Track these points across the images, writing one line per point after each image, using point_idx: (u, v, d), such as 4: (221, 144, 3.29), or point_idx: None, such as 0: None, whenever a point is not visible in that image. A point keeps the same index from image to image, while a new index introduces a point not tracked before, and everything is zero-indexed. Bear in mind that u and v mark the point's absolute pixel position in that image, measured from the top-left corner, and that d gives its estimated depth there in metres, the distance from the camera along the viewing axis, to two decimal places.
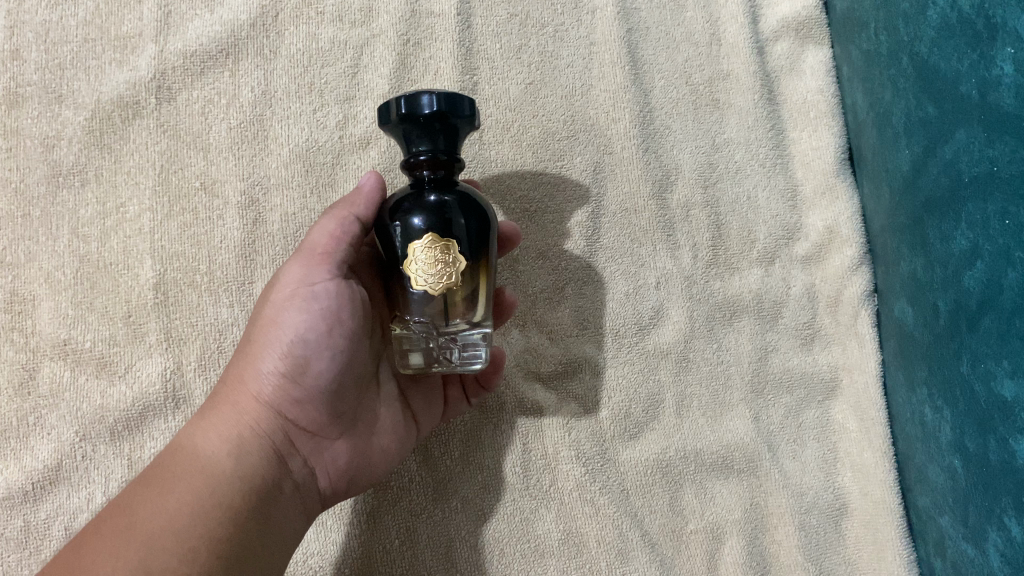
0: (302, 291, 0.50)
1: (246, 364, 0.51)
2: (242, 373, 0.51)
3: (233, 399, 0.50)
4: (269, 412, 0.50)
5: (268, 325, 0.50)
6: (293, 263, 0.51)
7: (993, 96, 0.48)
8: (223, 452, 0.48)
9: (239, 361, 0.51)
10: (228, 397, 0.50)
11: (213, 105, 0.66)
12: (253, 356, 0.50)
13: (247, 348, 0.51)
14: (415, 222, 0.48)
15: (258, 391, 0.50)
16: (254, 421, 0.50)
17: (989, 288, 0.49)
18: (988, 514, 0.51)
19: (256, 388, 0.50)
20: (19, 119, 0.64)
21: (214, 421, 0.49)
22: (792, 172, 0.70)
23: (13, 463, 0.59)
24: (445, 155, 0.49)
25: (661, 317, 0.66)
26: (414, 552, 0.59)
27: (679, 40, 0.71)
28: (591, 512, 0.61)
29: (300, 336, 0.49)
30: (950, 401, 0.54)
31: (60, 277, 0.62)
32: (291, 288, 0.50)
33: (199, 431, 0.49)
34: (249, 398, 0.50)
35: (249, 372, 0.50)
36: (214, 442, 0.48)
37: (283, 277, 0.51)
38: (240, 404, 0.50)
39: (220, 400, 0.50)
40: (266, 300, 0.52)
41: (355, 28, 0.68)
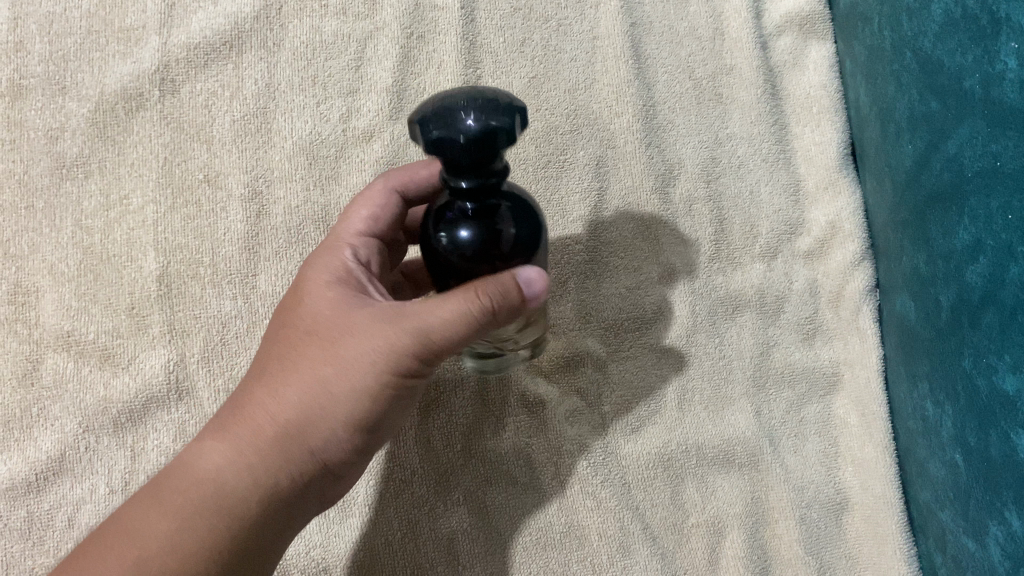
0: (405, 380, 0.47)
1: (309, 417, 0.47)
2: (304, 427, 0.47)
3: (285, 447, 0.47)
4: (319, 471, 0.48)
5: (355, 394, 0.46)
6: (405, 337, 0.46)
7: (996, 92, 0.48)
8: (255, 498, 0.47)
9: (305, 409, 0.47)
10: (272, 439, 0.47)
11: (217, 97, 0.66)
12: (327, 413, 0.47)
13: (320, 396, 0.47)
14: (463, 235, 0.43)
15: (317, 451, 0.47)
16: (298, 474, 0.47)
17: (991, 282, 0.49)
18: (989, 508, 0.51)
19: (316, 449, 0.47)
20: (22, 111, 0.64)
21: (254, 461, 0.47)
22: (795, 167, 0.70)
23: (17, 454, 0.59)
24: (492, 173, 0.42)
25: (663, 311, 0.66)
26: (416, 544, 0.59)
27: (682, 35, 0.71)
28: (593, 506, 0.61)
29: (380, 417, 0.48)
30: (951, 396, 0.54)
31: (63, 269, 0.62)
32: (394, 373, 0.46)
33: (236, 465, 0.47)
34: (302, 452, 0.47)
35: (314, 429, 0.47)
36: (245, 482, 0.47)
37: (393, 347, 0.46)
38: (290, 455, 0.47)
39: (260, 436, 0.47)
40: (356, 356, 0.46)
41: (358, 22, 0.68)
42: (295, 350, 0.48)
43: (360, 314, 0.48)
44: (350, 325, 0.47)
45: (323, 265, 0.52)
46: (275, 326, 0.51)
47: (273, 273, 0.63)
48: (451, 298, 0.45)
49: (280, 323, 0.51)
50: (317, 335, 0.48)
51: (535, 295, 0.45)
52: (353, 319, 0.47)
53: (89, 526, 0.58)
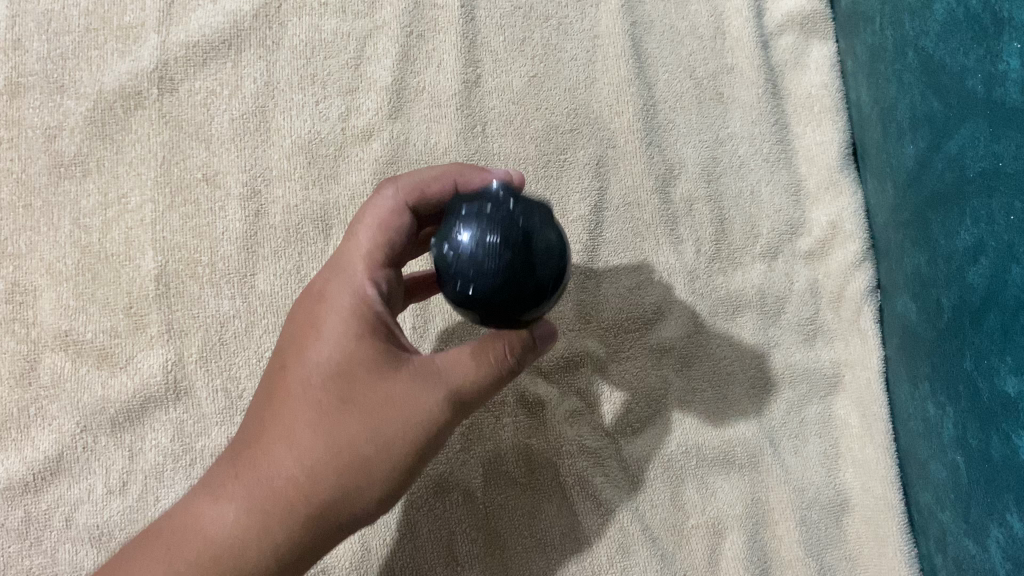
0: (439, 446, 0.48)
1: (341, 495, 0.45)
2: (332, 502, 0.46)
3: (316, 525, 0.46)
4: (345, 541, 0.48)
5: (394, 471, 0.46)
6: (447, 410, 0.46)
7: (999, 92, 0.48)
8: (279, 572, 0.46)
9: (333, 482, 0.45)
10: (300, 517, 0.45)
11: (215, 96, 0.65)
12: (356, 488, 0.46)
13: (351, 469, 0.45)
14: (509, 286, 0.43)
15: (342, 524, 0.46)
16: (325, 546, 0.47)
17: (993, 284, 0.49)
18: (990, 510, 0.51)
19: (346, 523, 0.46)
20: (20, 110, 0.64)
21: (282, 538, 0.45)
22: (795, 167, 0.70)
23: (15, 454, 0.59)
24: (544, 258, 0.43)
25: (663, 312, 0.65)
26: (415, 545, 0.59)
27: (683, 34, 0.71)
28: (594, 507, 0.61)
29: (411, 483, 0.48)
30: (952, 397, 0.54)
31: (62, 268, 0.62)
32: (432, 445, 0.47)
33: (264, 542, 0.45)
34: (325, 526, 0.46)
35: (346, 506, 0.46)
36: (271, 560, 0.46)
37: (437, 420, 0.46)
38: (320, 531, 0.46)
39: (287, 513, 0.45)
40: (396, 432, 0.45)
41: (358, 20, 0.68)
42: (327, 420, 0.46)
43: (399, 384, 0.46)
44: (386, 395, 0.46)
45: (343, 312, 0.47)
46: (294, 380, 0.47)
47: (272, 272, 0.63)
48: (485, 370, 0.47)
49: (301, 380, 0.47)
50: (350, 403, 0.46)
51: (547, 347, 0.49)
52: (391, 390, 0.46)
53: (86, 525, 0.58)
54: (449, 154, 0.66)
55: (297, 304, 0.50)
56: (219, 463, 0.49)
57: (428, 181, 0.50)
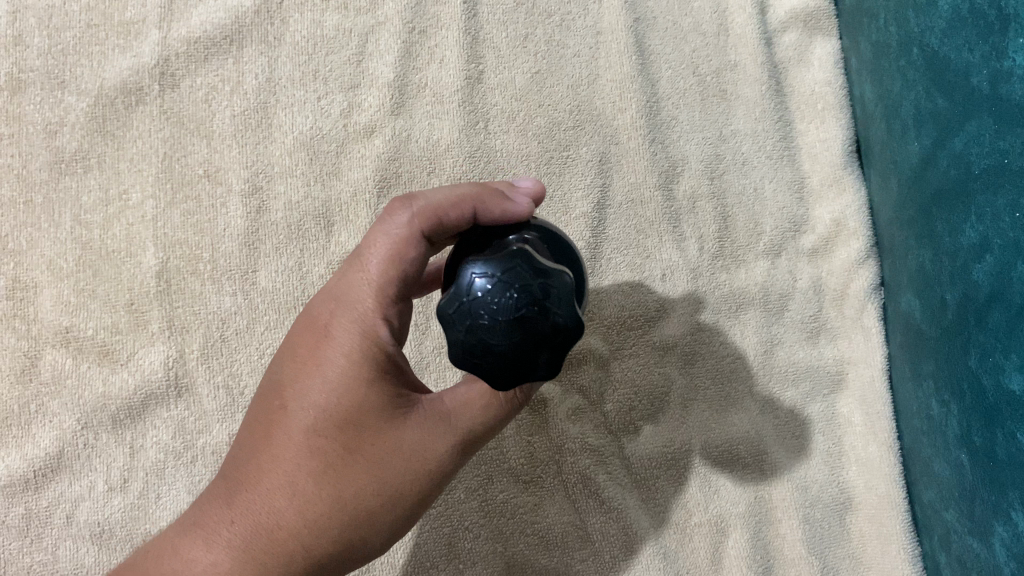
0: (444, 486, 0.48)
1: (344, 540, 0.46)
2: (336, 544, 0.46)
3: (317, 571, 0.46)
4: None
5: (398, 517, 0.46)
6: (455, 454, 0.46)
7: (1004, 88, 0.47)
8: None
9: (337, 526, 0.46)
10: (300, 563, 0.46)
11: (217, 92, 0.65)
12: (360, 530, 0.46)
13: (356, 512, 0.45)
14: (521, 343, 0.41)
15: (346, 563, 0.47)
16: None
17: (998, 281, 0.48)
18: (994, 508, 0.50)
19: (351, 562, 0.47)
20: (21, 106, 0.64)
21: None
22: (799, 164, 0.69)
23: (15, 450, 0.58)
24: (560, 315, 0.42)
25: (666, 310, 0.65)
26: (416, 543, 0.59)
27: (686, 31, 0.70)
28: (597, 504, 0.61)
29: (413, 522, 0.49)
30: (957, 395, 0.54)
31: (63, 265, 0.62)
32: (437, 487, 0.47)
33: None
34: (329, 566, 0.46)
35: (348, 550, 0.46)
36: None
37: (445, 465, 0.46)
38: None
39: (288, 561, 0.45)
40: (402, 481, 0.45)
41: (360, 16, 0.67)
42: (332, 468, 0.46)
43: (406, 432, 0.45)
44: (390, 441, 0.45)
45: (350, 350, 0.46)
46: (297, 425, 0.46)
47: (273, 268, 0.63)
48: (494, 410, 0.47)
49: (303, 425, 0.46)
50: (354, 448, 0.45)
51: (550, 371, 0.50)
52: (398, 438, 0.45)
53: (87, 523, 0.57)
54: (452, 150, 0.66)
55: (296, 339, 0.48)
56: (213, 504, 0.48)
57: (445, 206, 0.46)
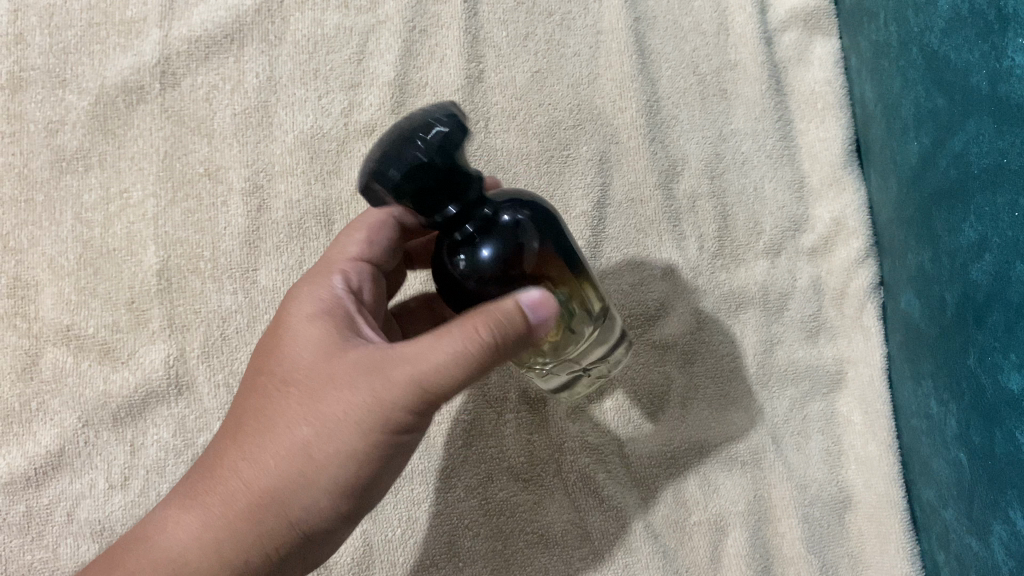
0: (402, 435, 0.44)
1: (291, 487, 0.43)
2: (281, 486, 0.44)
3: (265, 516, 0.44)
4: (300, 541, 0.45)
5: (342, 456, 0.43)
6: (401, 392, 0.42)
7: (1003, 88, 0.47)
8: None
9: (281, 465, 0.44)
10: (250, 511, 0.44)
11: (217, 91, 0.65)
12: (306, 471, 0.43)
13: (297, 452, 0.43)
14: (484, 254, 0.44)
15: (297, 513, 0.44)
16: (278, 548, 0.45)
17: (997, 280, 0.48)
18: (993, 507, 0.51)
19: (300, 511, 0.44)
20: (22, 104, 0.64)
21: (228, 535, 0.44)
22: (799, 163, 0.70)
23: (16, 448, 0.59)
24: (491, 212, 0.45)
25: (666, 309, 0.65)
26: (416, 540, 0.59)
27: (686, 30, 0.70)
28: (597, 503, 0.61)
29: (373, 479, 0.45)
30: (956, 394, 0.54)
31: (63, 263, 0.62)
32: (387, 431, 0.43)
33: (211, 539, 0.45)
34: (280, 513, 0.44)
35: (298, 499, 0.44)
36: (217, 561, 0.44)
37: (390, 402, 0.42)
38: (270, 528, 0.44)
39: (236, 510, 0.44)
40: (340, 416, 0.43)
41: (361, 15, 0.68)
42: (275, 406, 0.45)
43: (348, 365, 0.44)
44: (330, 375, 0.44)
45: (307, 298, 0.48)
46: (254, 373, 0.48)
47: (274, 267, 0.63)
48: (447, 341, 0.42)
49: (259, 371, 0.47)
50: (296, 383, 0.45)
51: (543, 320, 0.43)
52: (338, 370, 0.44)
53: (87, 521, 0.58)
54: None
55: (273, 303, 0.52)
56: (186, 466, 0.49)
57: None
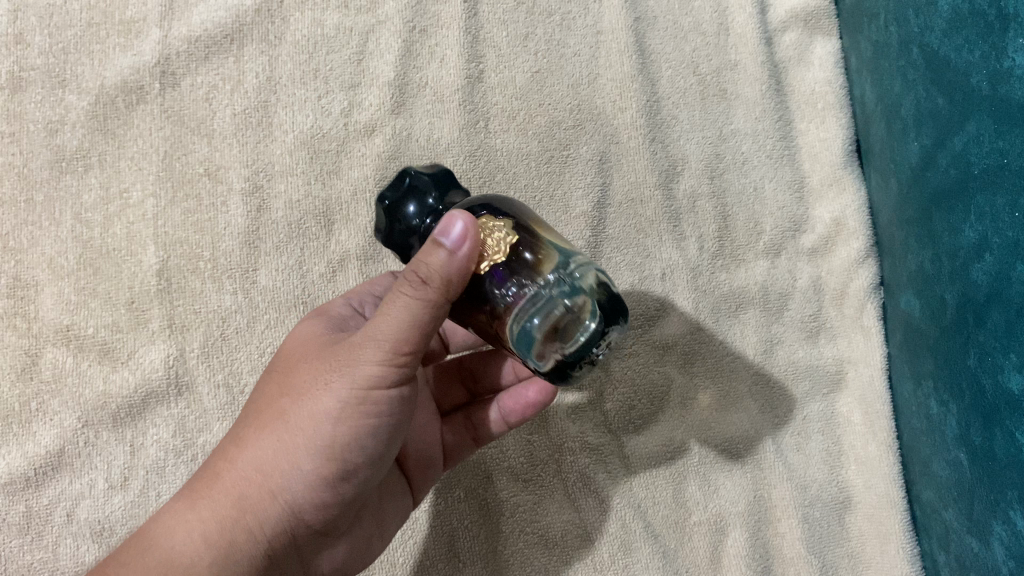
0: (370, 396, 0.44)
1: (269, 456, 0.45)
2: (261, 455, 0.45)
3: (246, 487, 0.45)
4: (281, 512, 0.45)
5: (309, 416, 0.45)
6: (361, 353, 0.44)
7: (1003, 88, 0.47)
8: (208, 557, 0.45)
9: (263, 434, 0.46)
10: (233, 488, 0.46)
11: (217, 91, 0.65)
12: (283, 435, 0.45)
13: (277, 421, 0.46)
14: None
15: (277, 482, 0.45)
16: (261, 523, 0.45)
17: (997, 281, 0.48)
18: (993, 508, 0.50)
19: (278, 477, 0.45)
20: (21, 105, 0.64)
21: (212, 511, 0.45)
22: (799, 163, 0.70)
23: (15, 448, 0.59)
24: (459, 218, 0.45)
25: (666, 310, 0.65)
26: (416, 541, 0.59)
27: (686, 30, 0.70)
28: (597, 503, 0.61)
29: (348, 445, 0.45)
30: (956, 394, 0.54)
31: (63, 263, 0.62)
32: (353, 392, 0.44)
33: (198, 514, 0.46)
34: (261, 483, 0.45)
35: (276, 468, 0.45)
36: (199, 541, 0.45)
37: (353, 365, 0.44)
38: (252, 503, 0.45)
39: (220, 488, 0.46)
40: (311, 385, 0.45)
41: (361, 15, 0.68)
42: (265, 388, 0.49)
43: (324, 347, 0.48)
44: (310, 352, 0.48)
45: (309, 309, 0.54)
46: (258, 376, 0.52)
47: (273, 267, 0.63)
48: (388, 299, 0.43)
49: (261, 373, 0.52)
50: (283, 367, 0.49)
51: (458, 243, 0.40)
52: (316, 349, 0.48)
53: (87, 521, 0.58)
54: (452, 149, 0.66)
55: None
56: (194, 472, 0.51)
57: None
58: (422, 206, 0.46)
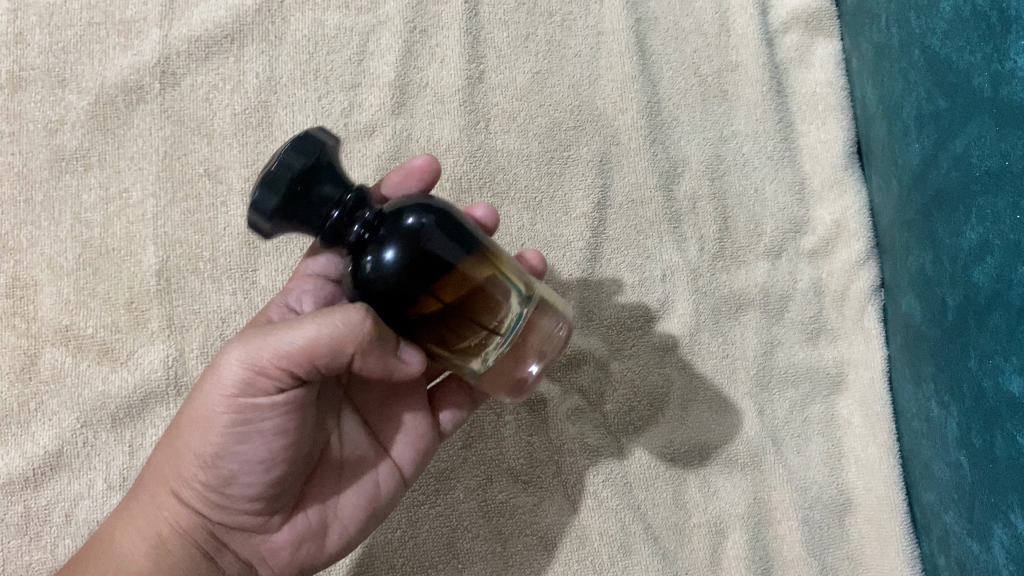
0: (237, 402, 0.44)
1: (172, 459, 0.47)
2: (166, 462, 0.48)
3: (159, 489, 0.48)
4: (190, 509, 0.48)
5: (191, 422, 0.46)
6: (225, 359, 0.44)
7: (1005, 90, 0.47)
8: (141, 551, 0.48)
9: (168, 443, 0.48)
10: (153, 488, 0.48)
11: (218, 91, 0.65)
12: (177, 442, 0.47)
13: (176, 428, 0.47)
14: (388, 255, 0.43)
15: (179, 484, 0.47)
16: (174, 520, 0.48)
17: (999, 284, 0.48)
18: (994, 511, 0.50)
19: (180, 479, 0.47)
20: (21, 104, 0.64)
21: (138, 510, 0.49)
22: (800, 164, 0.69)
23: (15, 449, 0.58)
24: (376, 216, 0.45)
25: (667, 310, 0.65)
26: (416, 542, 0.59)
27: (687, 31, 0.70)
28: (595, 505, 0.61)
29: (221, 452, 0.45)
30: (956, 396, 0.54)
31: (63, 263, 0.62)
32: (220, 400, 0.44)
33: (130, 515, 0.49)
34: (169, 485, 0.48)
35: (177, 472, 0.47)
36: (130, 539, 0.48)
37: (217, 372, 0.44)
38: (165, 503, 0.48)
39: (144, 488, 0.49)
40: (193, 393, 0.46)
41: (362, 15, 0.67)
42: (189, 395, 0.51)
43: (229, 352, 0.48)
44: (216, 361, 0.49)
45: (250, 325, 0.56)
46: None
47: (273, 268, 0.63)
48: (289, 324, 0.43)
49: None
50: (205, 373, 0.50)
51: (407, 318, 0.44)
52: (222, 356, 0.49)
53: (87, 521, 0.57)
54: (453, 149, 0.66)
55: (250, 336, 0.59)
56: None
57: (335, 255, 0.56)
58: (337, 204, 0.44)
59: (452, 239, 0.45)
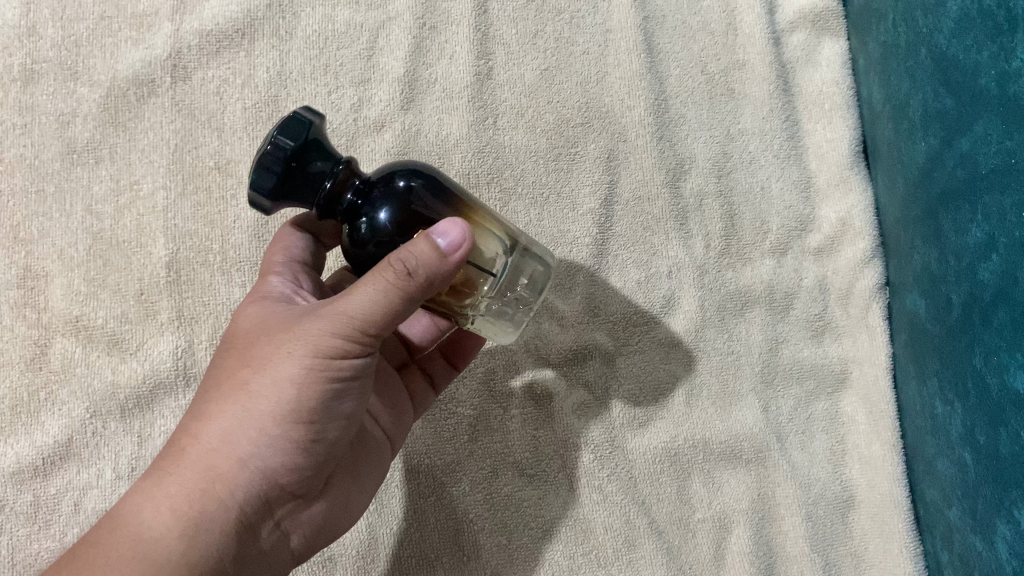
0: (330, 365, 0.44)
1: (235, 425, 0.45)
2: (229, 430, 0.45)
3: (212, 461, 0.44)
4: (248, 480, 0.45)
5: (275, 383, 0.44)
6: (316, 324, 0.45)
7: (1012, 88, 0.48)
8: (176, 534, 0.43)
9: (228, 410, 0.45)
10: (201, 458, 0.45)
11: (228, 85, 0.66)
12: (248, 406, 0.45)
13: (243, 394, 0.45)
14: (382, 217, 0.45)
15: (245, 450, 0.44)
16: (230, 492, 0.44)
17: (1004, 280, 0.49)
18: (997, 506, 0.51)
19: (246, 446, 0.44)
20: (33, 96, 0.64)
21: (178, 489, 0.44)
22: (805, 163, 0.70)
23: (24, 438, 0.59)
24: (365, 182, 0.46)
25: (672, 307, 0.66)
26: (422, 534, 0.59)
27: (695, 30, 0.71)
28: (599, 499, 0.61)
29: (305, 415, 0.45)
30: (961, 393, 0.54)
31: (73, 254, 0.62)
32: (315, 360, 0.44)
33: (162, 495, 0.44)
34: (229, 453, 0.44)
35: (244, 437, 0.44)
36: (164, 520, 0.44)
37: (310, 336, 0.44)
38: (221, 474, 0.44)
39: (186, 461, 0.45)
40: (272, 355, 0.45)
41: (371, 12, 0.68)
42: (225, 368, 0.48)
43: (286, 323, 0.48)
44: (272, 330, 0.47)
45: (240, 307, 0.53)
46: (217, 356, 0.50)
47: None
48: (365, 277, 0.43)
49: (218, 356, 0.50)
50: (245, 344, 0.48)
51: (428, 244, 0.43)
52: (276, 325, 0.48)
53: (96, 510, 0.58)
54: (461, 145, 0.66)
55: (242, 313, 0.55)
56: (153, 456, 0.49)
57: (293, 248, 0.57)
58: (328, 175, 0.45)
59: (438, 197, 0.46)
